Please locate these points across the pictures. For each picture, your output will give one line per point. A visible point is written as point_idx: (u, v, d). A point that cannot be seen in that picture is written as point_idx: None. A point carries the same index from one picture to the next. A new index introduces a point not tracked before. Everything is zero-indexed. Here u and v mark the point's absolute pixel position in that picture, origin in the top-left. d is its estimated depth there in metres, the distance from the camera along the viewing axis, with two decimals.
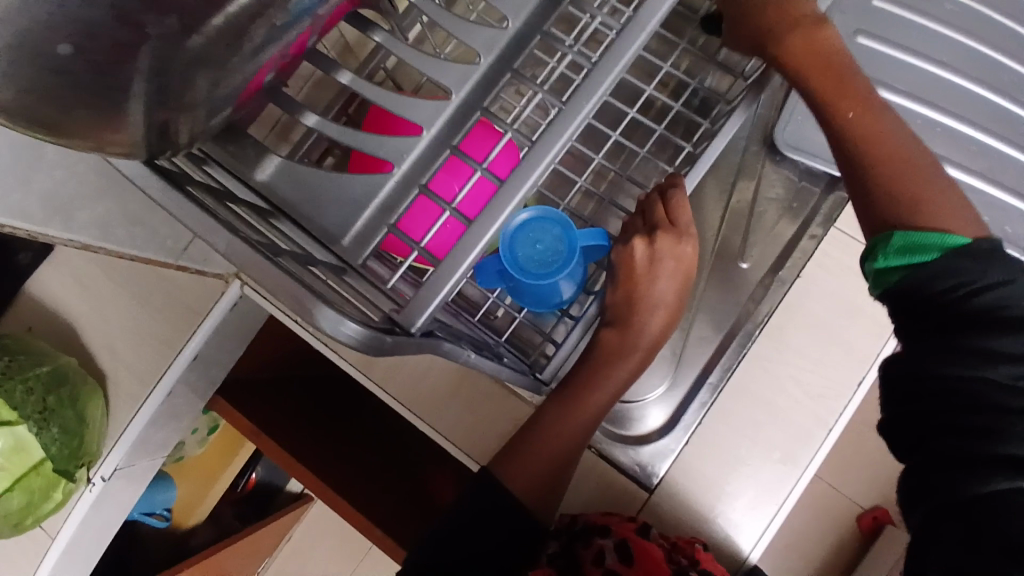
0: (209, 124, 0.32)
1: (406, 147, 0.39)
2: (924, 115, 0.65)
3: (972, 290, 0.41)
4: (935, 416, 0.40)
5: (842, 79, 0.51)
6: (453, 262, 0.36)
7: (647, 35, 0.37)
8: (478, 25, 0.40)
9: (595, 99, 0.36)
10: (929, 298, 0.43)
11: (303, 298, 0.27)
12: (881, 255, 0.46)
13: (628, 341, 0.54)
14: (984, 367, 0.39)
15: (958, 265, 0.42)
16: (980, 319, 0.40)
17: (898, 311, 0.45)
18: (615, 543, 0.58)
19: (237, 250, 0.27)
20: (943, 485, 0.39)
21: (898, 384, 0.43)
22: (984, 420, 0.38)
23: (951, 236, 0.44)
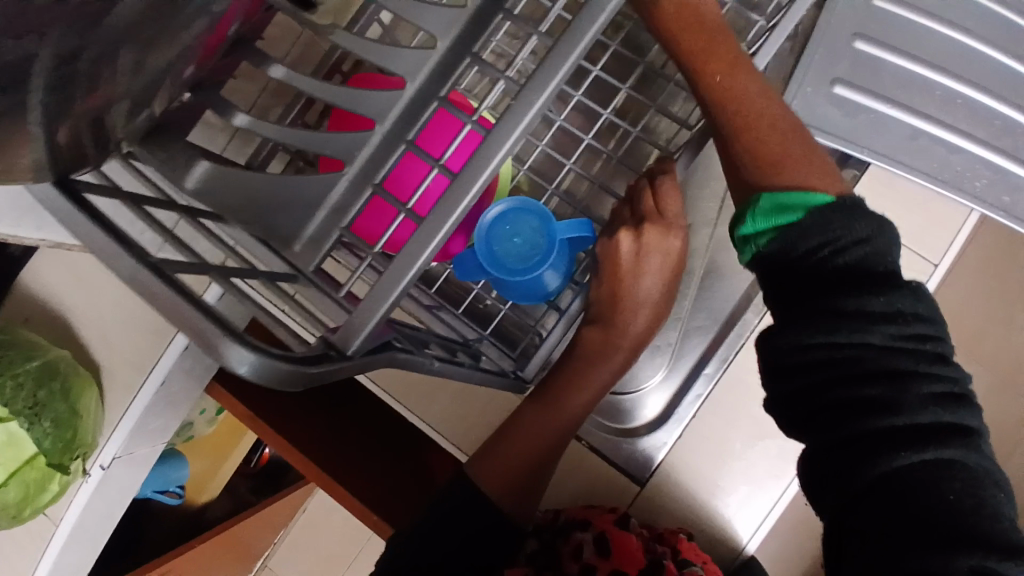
0: (132, 125, 0.30)
1: (355, 142, 0.36)
2: (945, 86, 0.60)
3: (839, 247, 0.39)
4: (839, 396, 0.38)
5: (711, 37, 0.45)
6: (396, 273, 0.33)
7: (608, 18, 0.32)
8: (432, 6, 0.36)
9: (547, 95, 0.32)
10: (802, 263, 0.40)
11: (211, 333, 0.24)
12: (748, 220, 0.42)
13: (612, 341, 0.51)
14: (866, 331, 0.37)
15: (831, 221, 0.39)
16: (852, 280, 0.38)
17: (771, 273, 0.41)
18: (595, 536, 0.57)
19: (143, 277, 0.25)
20: (852, 466, 0.37)
21: (783, 363, 0.40)
22: (876, 394, 0.37)
23: (813, 194, 0.40)
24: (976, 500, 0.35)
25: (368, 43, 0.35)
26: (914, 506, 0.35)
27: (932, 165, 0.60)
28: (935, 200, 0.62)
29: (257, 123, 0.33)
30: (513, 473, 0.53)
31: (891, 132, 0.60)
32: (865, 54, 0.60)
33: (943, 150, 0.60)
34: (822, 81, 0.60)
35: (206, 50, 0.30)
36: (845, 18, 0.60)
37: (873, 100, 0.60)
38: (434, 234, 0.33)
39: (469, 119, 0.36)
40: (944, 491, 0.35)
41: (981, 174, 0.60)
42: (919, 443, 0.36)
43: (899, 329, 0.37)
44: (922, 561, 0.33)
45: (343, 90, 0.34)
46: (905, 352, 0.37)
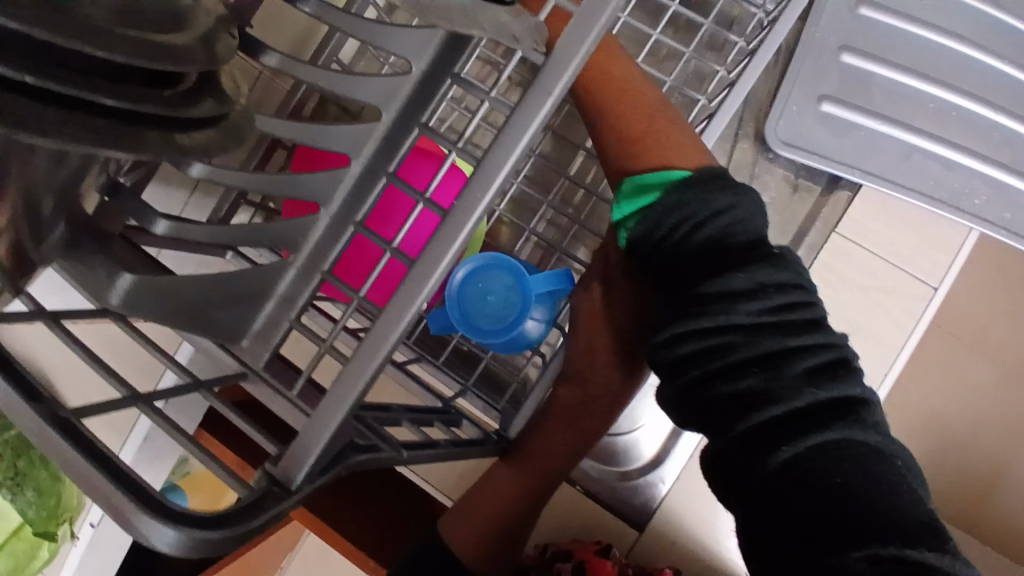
0: (49, 242, 0.28)
1: (300, 230, 0.33)
2: (939, 97, 0.57)
3: (695, 224, 0.39)
4: (719, 391, 0.35)
5: None
6: (340, 388, 0.29)
7: (555, 102, 0.28)
8: (365, 76, 0.32)
9: (492, 192, 0.28)
10: (667, 249, 0.40)
11: (124, 506, 0.22)
12: (615, 207, 0.43)
13: (592, 397, 0.49)
14: (728, 312, 0.36)
15: (681, 200, 0.39)
16: (717, 259, 0.38)
17: (648, 260, 0.41)
18: (573, 566, 0.54)
19: (50, 439, 0.23)
20: (747, 465, 0.34)
21: (663, 360, 0.38)
22: (751, 382, 0.35)
23: (673, 172, 0.41)
24: (872, 483, 0.32)
25: (301, 126, 0.32)
26: (813, 494, 0.32)
27: (927, 185, 0.57)
28: (935, 219, 0.58)
29: (180, 225, 0.31)
30: (486, 531, 0.50)
31: (884, 149, 0.57)
32: (854, 68, 0.57)
33: (939, 166, 0.57)
34: (808, 98, 0.57)
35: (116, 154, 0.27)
36: (830, 31, 0.57)
37: (863, 116, 0.57)
38: (381, 346, 0.29)
39: (420, 199, 0.33)
40: (832, 479, 0.32)
41: (981, 190, 0.57)
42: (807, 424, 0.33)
43: (763, 305, 0.36)
44: (823, 561, 0.30)
45: (279, 177, 0.32)
46: (772, 328, 0.36)
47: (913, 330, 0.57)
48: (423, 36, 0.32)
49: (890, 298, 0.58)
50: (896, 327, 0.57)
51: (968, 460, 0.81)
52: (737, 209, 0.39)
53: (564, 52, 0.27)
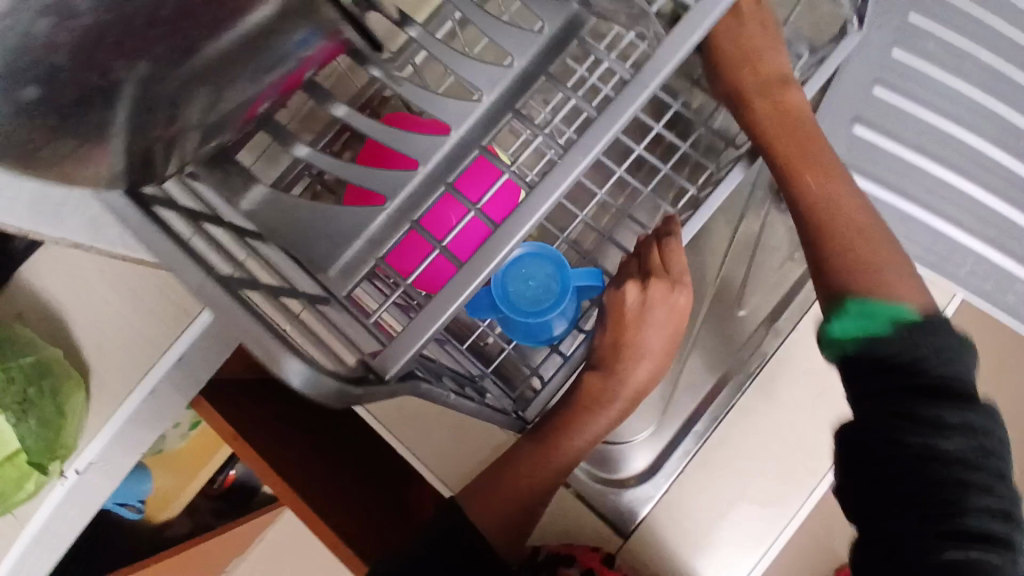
0: (200, 149, 0.32)
1: (400, 179, 0.38)
2: (937, 174, 0.65)
3: (923, 360, 0.42)
4: (866, 408, 0.43)
5: (802, 144, 0.56)
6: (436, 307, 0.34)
7: (648, 95, 0.35)
8: (481, 62, 0.39)
9: (590, 158, 0.34)
10: (889, 368, 0.43)
11: (273, 347, 0.26)
12: (834, 323, 0.48)
13: (611, 387, 0.54)
14: (935, 437, 0.40)
15: (914, 338, 0.43)
16: (936, 388, 0.41)
17: (855, 377, 0.45)
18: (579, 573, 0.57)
19: (209, 289, 0.27)
20: (908, 558, 0.38)
21: (860, 459, 0.42)
22: (944, 497, 0.39)
23: (900, 308, 0.47)
24: None
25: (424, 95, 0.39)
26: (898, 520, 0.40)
27: (921, 247, 0.64)
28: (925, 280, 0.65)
29: (315, 155, 0.36)
30: (500, 510, 0.55)
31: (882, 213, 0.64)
32: (863, 139, 0.65)
33: (931, 234, 0.64)
34: None
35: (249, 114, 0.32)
36: (846, 103, 0.65)
37: (868, 182, 0.64)
38: (475, 275, 0.34)
39: (509, 169, 0.39)
40: None
41: (967, 259, 0.64)
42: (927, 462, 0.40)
43: (970, 440, 0.40)
44: None
45: (396, 130, 0.38)
46: (955, 461, 0.39)
47: None
48: (534, 36, 0.39)
49: None
50: None
51: None
52: (957, 361, 0.42)
53: (657, 60, 0.35)
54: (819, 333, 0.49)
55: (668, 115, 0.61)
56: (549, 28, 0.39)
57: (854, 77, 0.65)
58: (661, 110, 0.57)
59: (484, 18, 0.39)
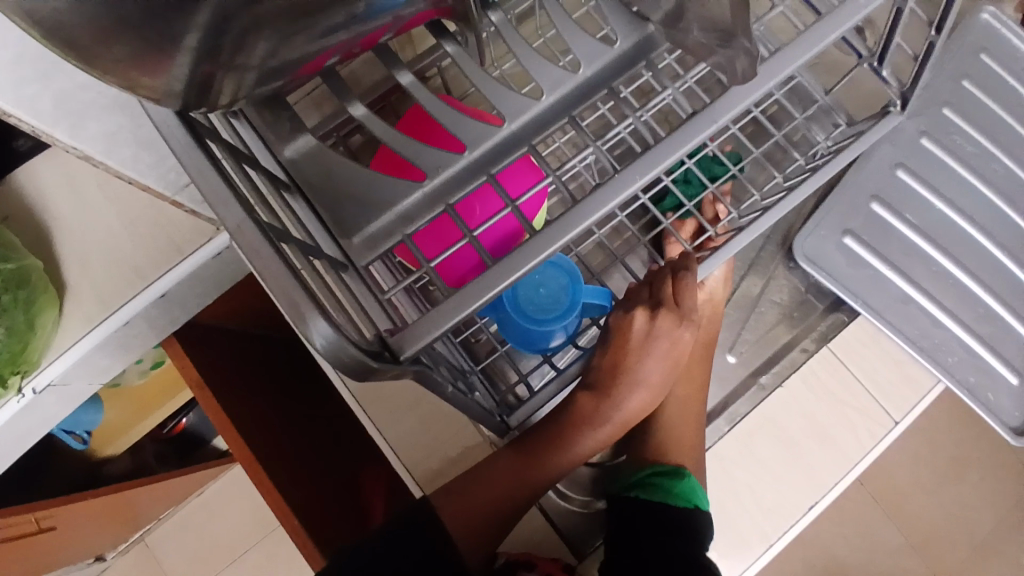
0: (258, 89, 0.30)
1: (444, 160, 0.38)
2: (941, 264, 0.67)
3: (680, 512, 0.59)
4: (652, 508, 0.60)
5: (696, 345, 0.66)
6: (461, 298, 0.33)
7: (716, 129, 0.35)
8: (549, 62, 0.39)
9: (646, 177, 0.34)
10: (657, 514, 0.59)
11: (300, 302, 0.25)
12: (654, 477, 0.62)
13: (602, 412, 0.54)
14: (682, 561, 0.56)
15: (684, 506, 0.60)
16: (679, 525, 0.58)
17: (633, 513, 0.60)
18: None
19: (247, 231, 0.26)
20: None
21: None
22: (675, 553, 0.56)
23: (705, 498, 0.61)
24: None
25: (489, 82, 0.38)
26: None
27: (914, 331, 0.65)
28: (913, 364, 0.66)
29: (371, 117, 0.36)
30: (475, 515, 0.55)
31: (885, 291, 0.66)
32: (879, 216, 0.66)
33: (929, 321, 0.66)
34: (835, 229, 0.66)
35: (316, 64, 0.31)
36: (868, 179, 0.66)
37: (876, 258, 0.66)
38: (507, 274, 0.33)
39: (555, 173, 0.38)
40: None
41: (956, 350, 0.66)
42: (681, 536, 0.58)
43: (700, 538, 0.58)
44: None
45: (450, 111, 0.38)
46: (687, 537, 0.57)
47: (870, 450, 0.65)
48: (606, 48, 0.39)
49: (859, 416, 0.65)
50: (855, 444, 0.65)
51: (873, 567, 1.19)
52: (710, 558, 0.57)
53: (728, 100, 0.35)
54: (650, 482, 0.62)
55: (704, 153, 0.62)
56: (621, 43, 0.39)
57: (880, 156, 0.66)
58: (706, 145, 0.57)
59: (560, 15, 0.39)
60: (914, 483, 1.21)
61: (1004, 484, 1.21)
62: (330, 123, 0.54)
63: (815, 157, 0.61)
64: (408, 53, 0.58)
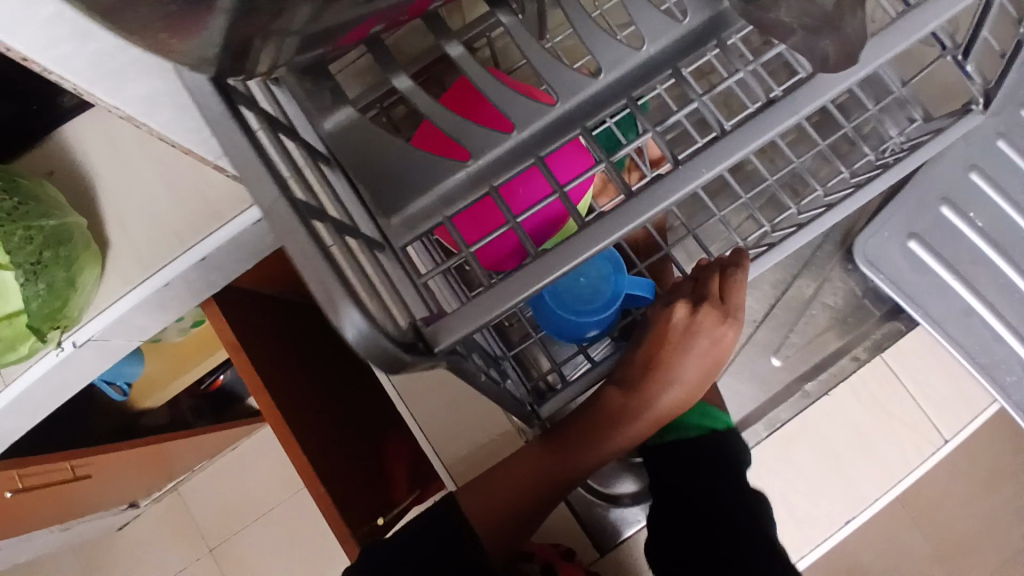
0: (297, 57, 0.28)
1: (492, 140, 0.35)
2: (1012, 278, 0.62)
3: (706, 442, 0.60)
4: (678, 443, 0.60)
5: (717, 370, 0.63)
6: (501, 289, 0.31)
7: (795, 122, 0.32)
8: (611, 38, 0.36)
9: (714, 169, 0.32)
10: (686, 447, 0.60)
11: (335, 292, 0.23)
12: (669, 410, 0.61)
13: (632, 407, 0.50)
14: (726, 491, 0.59)
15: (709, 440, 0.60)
16: (716, 459, 0.60)
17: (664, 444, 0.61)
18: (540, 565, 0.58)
19: (280, 211, 0.24)
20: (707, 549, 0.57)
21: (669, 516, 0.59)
22: (718, 484, 0.59)
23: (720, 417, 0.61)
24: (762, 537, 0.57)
25: (544, 56, 0.36)
26: (693, 527, 0.58)
27: (975, 345, 0.61)
28: (969, 380, 0.63)
29: (417, 91, 0.34)
30: (500, 508, 0.53)
31: (948, 301, 0.62)
32: (948, 221, 0.62)
33: (993, 337, 0.61)
34: (899, 231, 0.62)
35: (358, 34, 0.29)
36: (937, 181, 0.62)
37: (939, 265, 0.62)
38: (555, 267, 0.31)
39: (607, 157, 0.35)
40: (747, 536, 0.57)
41: (1017, 371, 0.61)
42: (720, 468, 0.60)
43: (737, 467, 0.60)
44: None
45: (501, 88, 0.35)
46: (724, 468, 0.60)
47: (915, 467, 0.62)
48: (674, 25, 0.36)
49: (906, 430, 0.62)
50: (900, 460, 0.62)
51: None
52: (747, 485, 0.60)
53: (813, 88, 0.32)
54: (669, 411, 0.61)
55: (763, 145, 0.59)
56: (690, 20, 0.36)
57: (955, 155, 0.61)
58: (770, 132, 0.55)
59: None
60: (953, 497, 1.16)
61: None
62: (369, 94, 0.52)
63: (886, 155, 0.57)
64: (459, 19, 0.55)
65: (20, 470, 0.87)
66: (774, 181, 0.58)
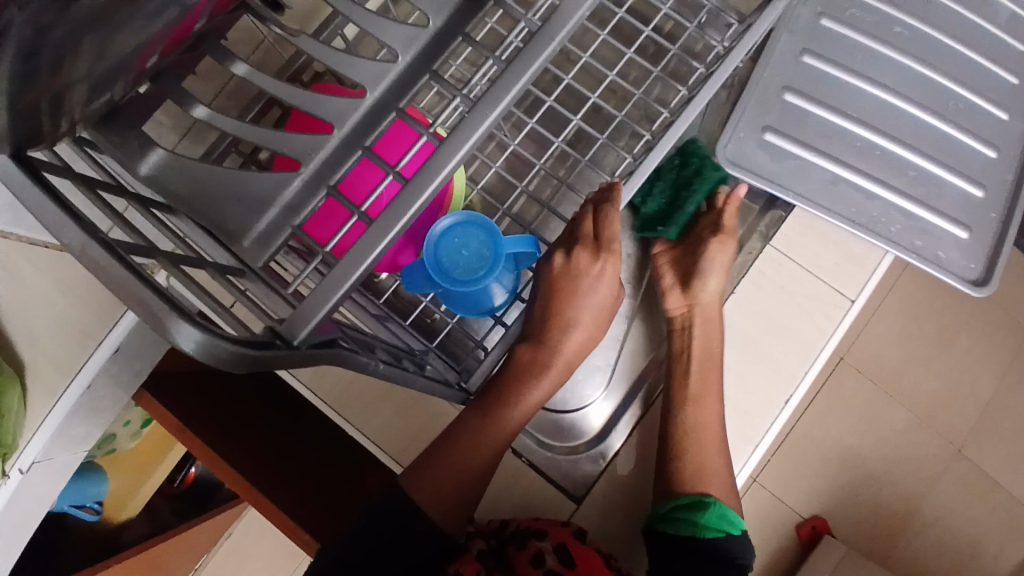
0: (88, 108, 0.31)
1: (314, 143, 0.37)
2: (865, 138, 0.67)
3: (714, 546, 0.59)
4: (683, 545, 0.59)
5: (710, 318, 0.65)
6: (349, 266, 0.35)
7: (557, 47, 0.35)
8: (394, 21, 0.38)
9: (501, 106, 0.35)
10: (692, 553, 0.58)
11: (158, 309, 0.25)
12: (671, 505, 0.61)
13: (540, 357, 0.55)
14: None
15: (722, 544, 0.59)
16: (719, 562, 0.58)
17: (665, 549, 0.59)
18: (555, 546, 0.59)
19: (93, 251, 0.26)
20: None
21: None
22: None
23: (734, 521, 0.61)
24: None
25: (335, 54, 0.38)
26: None
27: (851, 211, 0.66)
28: (854, 241, 0.68)
29: (217, 115, 0.36)
30: (452, 484, 0.56)
31: (814, 178, 0.66)
32: (794, 105, 0.66)
33: (863, 197, 0.66)
34: (754, 128, 0.66)
35: (139, 69, 0.32)
36: (775, 72, 0.66)
37: (798, 148, 0.66)
38: (381, 239, 0.35)
39: (425, 130, 0.38)
40: None
41: (895, 219, 0.66)
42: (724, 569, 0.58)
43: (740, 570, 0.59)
44: None
45: (307, 93, 0.37)
46: (727, 565, 0.58)
47: (832, 335, 0.66)
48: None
49: (813, 301, 0.66)
50: (816, 331, 0.66)
51: (887, 448, 1.22)
52: None
53: (564, 12, 0.35)
54: (675, 511, 0.61)
55: (603, 85, 0.63)
56: None
57: (782, 44, 0.66)
58: (600, 72, 0.58)
59: None
60: (910, 361, 1.23)
61: (994, 340, 1.24)
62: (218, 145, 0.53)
63: (713, 63, 0.60)
64: (277, 61, 0.57)
65: None
66: (623, 116, 0.62)
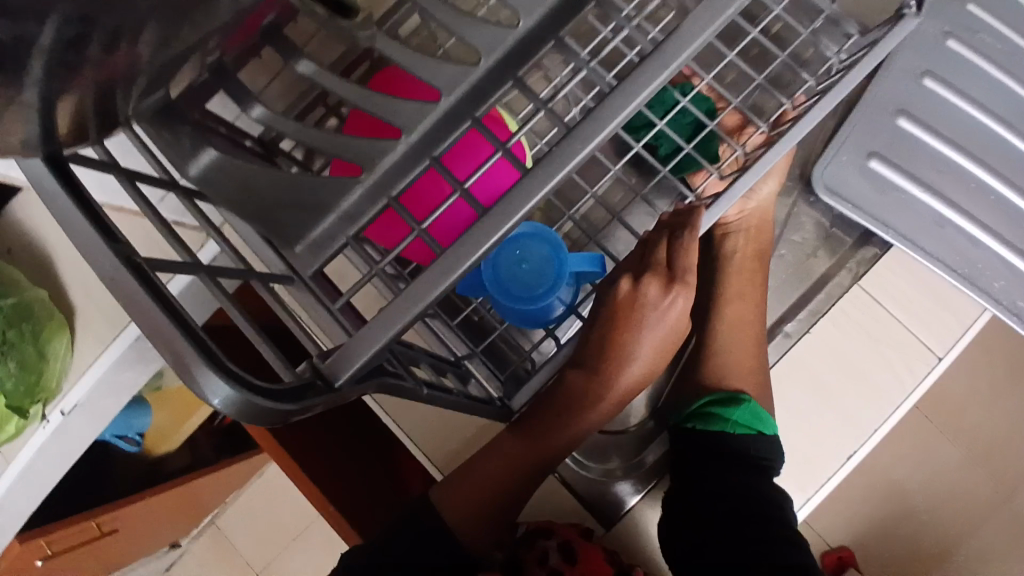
0: (141, 101, 0.28)
1: (379, 149, 0.34)
2: (980, 179, 0.60)
3: (742, 447, 0.58)
4: (710, 441, 0.60)
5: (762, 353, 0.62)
6: (404, 299, 0.31)
7: (670, 75, 0.30)
8: (481, 21, 0.34)
9: (595, 140, 0.30)
10: (713, 448, 0.59)
11: (189, 356, 0.22)
12: (706, 402, 0.62)
13: (593, 388, 0.51)
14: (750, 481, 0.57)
15: (752, 444, 0.58)
16: (742, 459, 0.58)
17: (690, 442, 0.60)
18: (560, 543, 0.54)
19: (124, 280, 0.23)
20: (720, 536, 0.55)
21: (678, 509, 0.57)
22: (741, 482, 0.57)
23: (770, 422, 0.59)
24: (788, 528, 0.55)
25: (410, 53, 0.34)
26: (717, 519, 0.56)
27: (957, 259, 0.59)
28: (950, 289, 0.60)
29: (277, 116, 0.33)
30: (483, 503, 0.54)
31: (919, 216, 0.59)
32: (907, 132, 0.58)
33: (968, 244, 0.59)
34: (858, 152, 0.59)
35: (198, 61, 0.29)
36: (892, 92, 0.58)
37: (907, 181, 0.59)
38: (444, 274, 0.31)
39: (503, 147, 0.34)
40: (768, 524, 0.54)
41: (1001, 274, 0.60)
42: (748, 469, 0.58)
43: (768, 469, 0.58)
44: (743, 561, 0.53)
45: (376, 95, 0.33)
46: (751, 468, 0.57)
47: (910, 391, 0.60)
48: None
49: (896, 354, 0.60)
50: (894, 385, 0.60)
51: (938, 491, 1.14)
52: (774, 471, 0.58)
53: (682, 36, 0.30)
54: (710, 411, 0.61)
55: (697, 88, 0.56)
56: None
57: (903, 62, 0.58)
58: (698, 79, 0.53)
59: None
60: (978, 404, 1.14)
61: None
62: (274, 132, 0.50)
63: (824, 78, 0.53)
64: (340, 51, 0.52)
65: (42, 538, 0.88)
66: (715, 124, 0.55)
